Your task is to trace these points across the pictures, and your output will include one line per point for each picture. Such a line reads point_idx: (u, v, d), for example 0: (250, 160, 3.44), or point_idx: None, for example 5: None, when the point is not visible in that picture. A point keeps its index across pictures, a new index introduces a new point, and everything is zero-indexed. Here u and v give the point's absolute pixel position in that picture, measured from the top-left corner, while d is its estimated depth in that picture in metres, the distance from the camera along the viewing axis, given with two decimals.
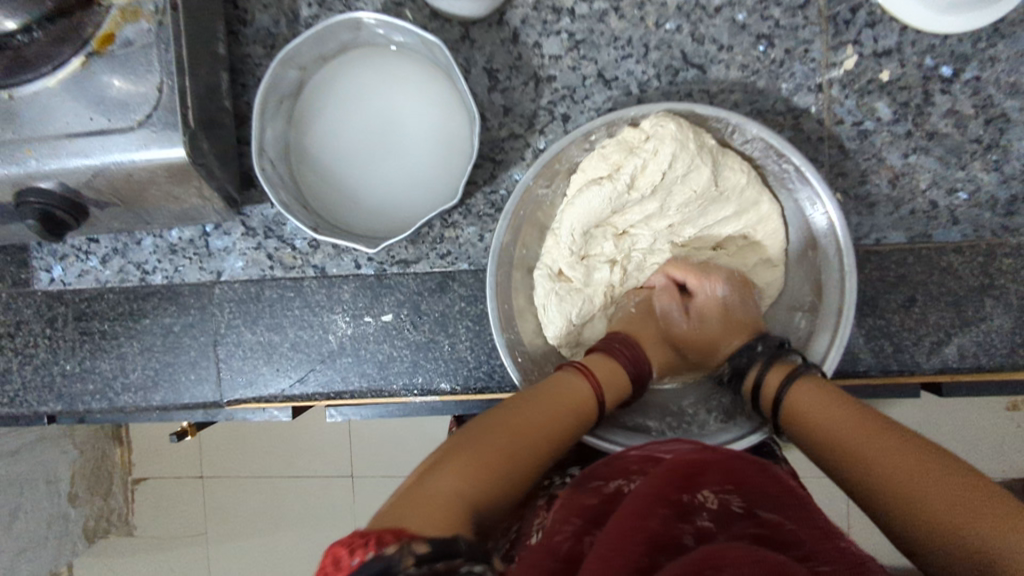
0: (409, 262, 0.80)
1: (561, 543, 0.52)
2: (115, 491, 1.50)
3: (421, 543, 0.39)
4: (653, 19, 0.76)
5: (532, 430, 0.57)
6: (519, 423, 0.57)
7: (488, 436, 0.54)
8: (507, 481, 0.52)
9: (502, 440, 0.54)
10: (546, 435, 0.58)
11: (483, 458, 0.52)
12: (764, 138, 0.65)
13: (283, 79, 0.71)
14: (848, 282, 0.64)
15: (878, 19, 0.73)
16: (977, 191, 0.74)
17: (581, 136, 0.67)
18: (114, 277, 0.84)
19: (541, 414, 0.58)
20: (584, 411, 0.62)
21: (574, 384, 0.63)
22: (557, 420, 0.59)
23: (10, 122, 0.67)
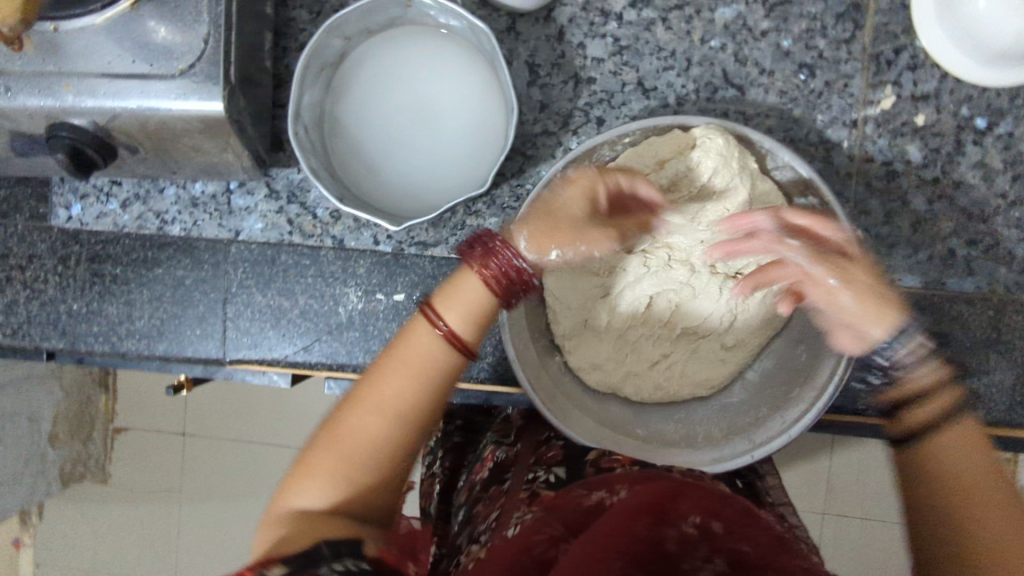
0: (428, 245, 0.81)
1: (536, 545, 0.53)
2: (95, 437, 1.49)
3: (279, 564, 0.45)
4: (699, 34, 0.76)
5: (381, 411, 0.54)
6: (372, 404, 0.54)
7: (332, 438, 0.54)
8: (370, 467, 0.54)
9: (330, 444, 0.54)
10: (398, 410, 0.54)
11: (331, 464, 0.53)
12: (795, 166, 0.68)
13: (328, 47, 0.71)
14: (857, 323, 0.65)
15: (920, 63, 0.74)
16: (995, 245, 0.74)
17: (620, 137, 0.69)
18: (132, 223, 0.84)
19: (393, 388, 0.54)
20: (440, 369, 0.56)
21: (426, 344, 0.56)
22: (410, 396, 0.54)
23: (54, 55, 0.67)
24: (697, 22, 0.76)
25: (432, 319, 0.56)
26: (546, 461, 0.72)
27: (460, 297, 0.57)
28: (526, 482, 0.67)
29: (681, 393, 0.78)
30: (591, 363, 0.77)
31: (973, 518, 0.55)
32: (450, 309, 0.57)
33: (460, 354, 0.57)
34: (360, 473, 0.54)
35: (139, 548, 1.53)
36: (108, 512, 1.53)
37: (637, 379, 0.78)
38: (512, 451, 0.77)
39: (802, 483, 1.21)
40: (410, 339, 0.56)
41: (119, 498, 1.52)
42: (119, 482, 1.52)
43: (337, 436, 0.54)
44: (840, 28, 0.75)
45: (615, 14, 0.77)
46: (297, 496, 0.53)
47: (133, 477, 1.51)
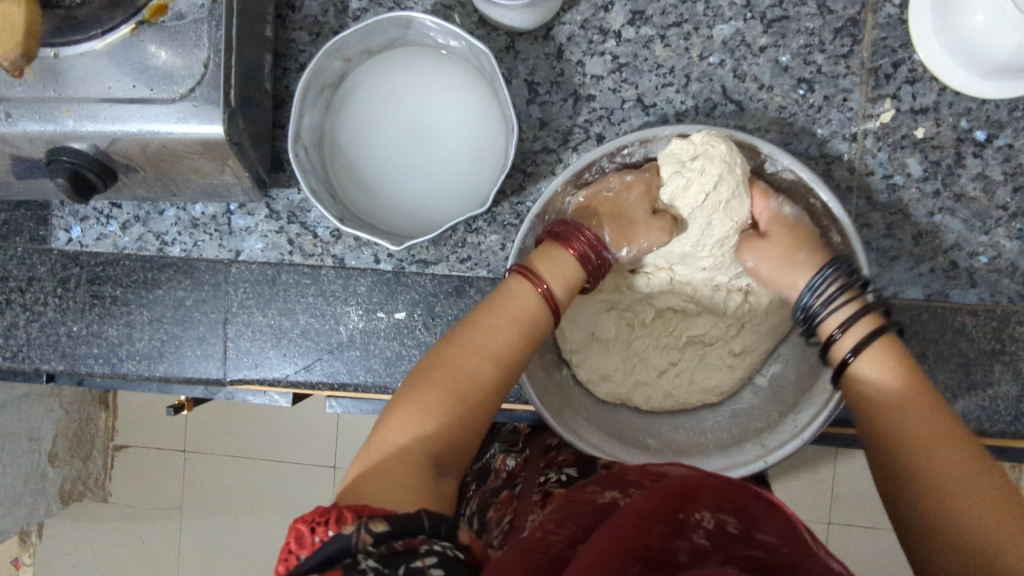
0: (428, 263, 0.80)
1: (552, 544, 0.49)
2: (95, 455, 1.48)
3: (379, 521, 0.44)
4: (697, 51, 0.76)
5: (482, 363, 0.59)
6: (468, 355, 0.59)
7: (430, 382, 0.57)
8: (464, 413, 0.57)
9: (436, 386, 0.57)
10: (495, 364, 0.59)
11: (432, 405, 0.57)
12: (796, 171, 0.67)
13: (327, 68, 0.71)
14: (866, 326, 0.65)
15: (919, 77, 0.74)
16: (997, 256, 0.74)
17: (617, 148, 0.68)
18: (133, 244, 0.84)
19: (494, 343, 0.59)
20: (536, 330, 0.62)
21: (531, 300, 0.62)
22: (506, 352, 0.60)
23: (54, 80, 0.67)
24: (696, 39, 0.76)
25: (535, 280, 0.62)
26: (557, 464, 0.72)
27: (552, 272, 0.63)
28: (537, 485, 0.68)
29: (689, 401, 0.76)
30: (600, 375, 0.76)
31: (918, 454, 0.55)
32: (551, 272, 0.63)
33: (554, 315, 0.63)
34: (456, 418, 0.57)
35: (139, 567, 1.52)
36: (109, 532, 1.52)
37: (646, 388, 0.76)
38: (521, 458, 0.76)
39: (807, 494, 1.20)
40: (512, 296, 0.62)
41: (119, 516, 1.51)
42: (118, 500, 1.51)
43: (438, 380, 0.58)
44: (838, 43, 0.75)
45: (613, 32, 0.77)
46: (390, 434, 0.56)
47: (133, 495, 1.50)
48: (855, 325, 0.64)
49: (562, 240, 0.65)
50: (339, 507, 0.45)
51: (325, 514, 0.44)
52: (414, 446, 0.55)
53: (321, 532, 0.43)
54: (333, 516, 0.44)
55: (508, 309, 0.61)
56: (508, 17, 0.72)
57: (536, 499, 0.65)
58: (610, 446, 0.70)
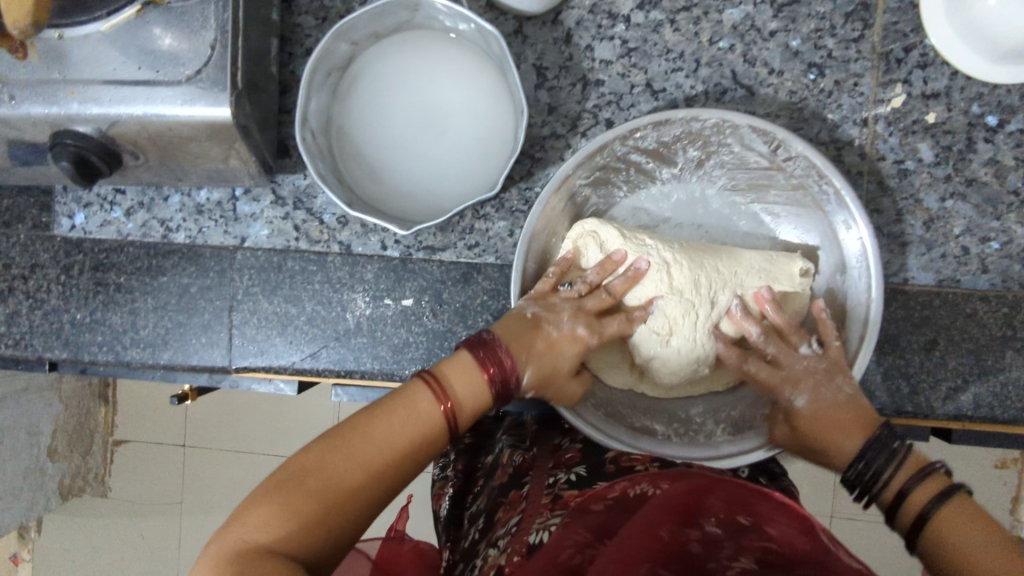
0: (436, 250, 0.80)
1: (563, 552, 0.51)
2: (95, 450, 1.47)
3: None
4: (707, 35, 0.76)
5: (361, 472, 0.49)
6: (351, 457, 0.49)
7: (295, 482, 0.47)
8: (334, 521, 0.47)
9: (309, 486, 0.47)
10: (380, 475, 0.50)
11: (296, 511, 0.46)
12: (809, 157, 0.66)
13: (335, 51, 0.70)
14: (874, 312, 0.65)
15: (930, 62, 0.74)
16: (1009, 242, 0.74)
17: (628, 132, 0.67)
18: (137, 231, 0.83)
19: (382, 448, 0.51)
20: (430, 442, 0.54)
21: (432, 410, 0.54)
22: (398, 457, 0.52)
23: (59, 62, 0.66)
24: (705, 23, 0.76)
25: (442, 395, 0.55)
26: (566, 463, 0.71)
27: (460, 373, 0.57)
28: (545, 486, 0.66)
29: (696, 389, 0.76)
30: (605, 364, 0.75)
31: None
32: (461, 381, 0.56)
33: (453, 432, 0.56)
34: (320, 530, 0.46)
35: (140, 562, 1.51)
36: (109, 526, 1.51)
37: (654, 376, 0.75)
38: (529, 455, 0.75)
39: (810, 486, 1.20)
40: (415, 403, 0.54)
41: (119, 510, 1.50)
42: (117, 495, 1.50)
43: (304, 480, 0.47)
44: (849, 27, 0.74)
45: (623, 16, 0.77)
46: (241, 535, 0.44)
47: (134, 490, 1.49)
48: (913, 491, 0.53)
49: (488, 353, 0.58)
50: None
51: None
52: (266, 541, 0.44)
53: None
54: None
55: (409, 413, 0.53)
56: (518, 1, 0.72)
57: (545, 501, 0.62)
58: (619, 432, 0.70)
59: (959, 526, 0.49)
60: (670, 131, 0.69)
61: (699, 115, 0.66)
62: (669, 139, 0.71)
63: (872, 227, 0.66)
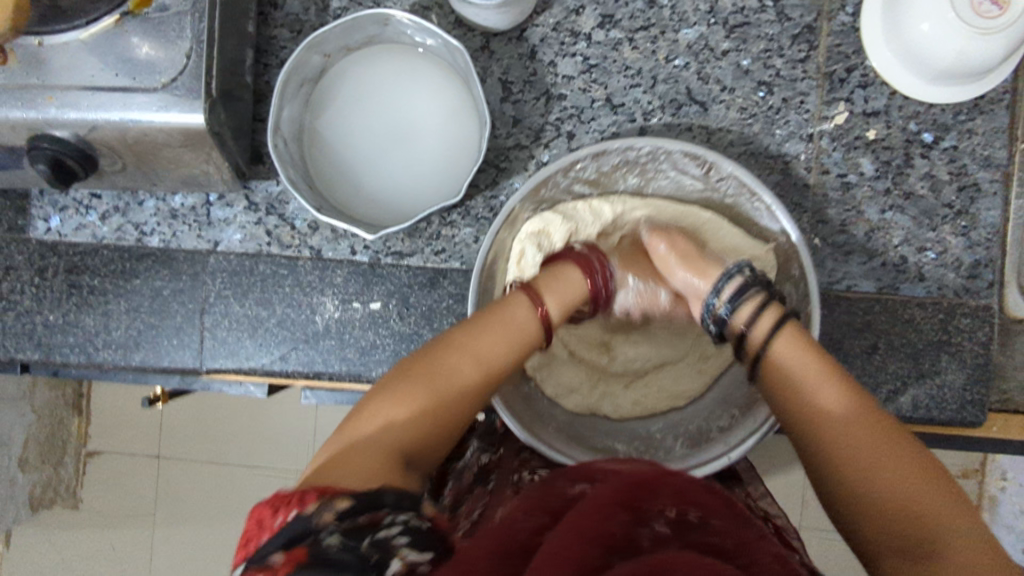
0: (404, 255, 0.83)
1: (518, 531, 0.47)
2: (67, 461, 1.45)
3: (345, 499, 0.46)
4: (663, 53, 0.80)
5: (467, 363, 0.62)
6: (456, 355, 0.62)
7: (414, 380, 0.59)
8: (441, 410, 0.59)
9: (433, 380, 0.60)
10: (484, 367, 0.63)
11: (419, 400, 0.58)
12: (739, 175, 0.71)
13: (308, 63, 0.73)
14: (812, 316, 0.70)
15: (870, 82, 0.79)
16: (944, 252, 0.78)
17: (571, 162, 0.72)
18: (111, 234, 0.85)
19: (479, 344, 0.63)
20: (523, 340, 0.66)
21: (528, 317, 0.67)
22: (495, 355, 0.63)
23: (37, 68, 0.68)
24: (662, 42, 0.80)
25: (535, 301, 0.68)
26: (529, 464, 0.74)
27: (554, 290, 0.70)
28: (511, 479, 0.71)
29: (659, 405, 0.80)
30: (566, 388, 0.80)
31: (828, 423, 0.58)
32: (552, 291, 0.70)
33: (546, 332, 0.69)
34: (431, 416, 0.58)
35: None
36: (78, 543, 1.48)
37: (613, 398, 0.81)
38: (495, 457, 0.77)
39: (774, 491, 1.21)
40: (512, 307, 0.67)
41: (90, 523, 1.48)
42: (88, 508, 1.48)
43: (423, 371, 0.60)
44: (795, 49, 0.79)
45: (584, 34, 0.81)
46: (371, 426, 0.56)
47: (107, 502, 1.47)
48: (760, 319, 0.67)
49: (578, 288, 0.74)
50: (301, 490, 0.48)
51: (288, 498, 0.47)
52: (385, 432, 0.56)
53: (285, 509, 0.46)
54: (296, 498, 0.47)
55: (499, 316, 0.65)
56: (484, 18, 0.76)
57: (507, 492, 0.67)
58: (582, 454, 0.74)
59: (783, 351, 0.64)
60: (608, 160, 0.74)
61: (634, 144, 0.71)
62: (608, 168, 0.77)
63: (806, 244, 0.71)
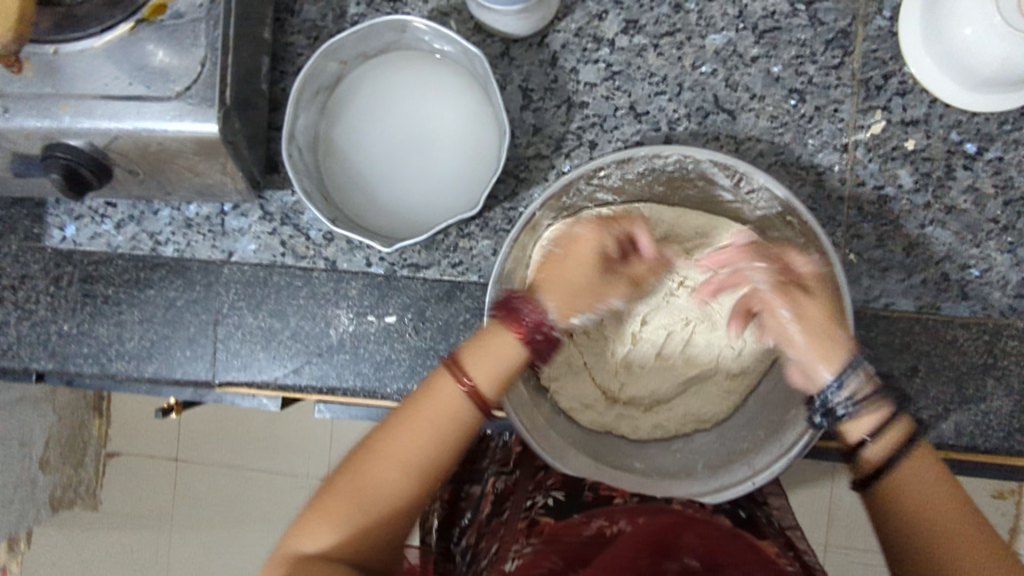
0: (420, 267, 0.80)
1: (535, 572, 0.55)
2: (87, 462, 1.46)
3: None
4: (690, 60, 0.77)
5: (394, 470, 0.57)
6: (375, 461, 0.57)
7: (338, 489, 0.57)
8: (371, 530, 0.56)
9: (355, 483, 0.57)
10: (413, 457, 0.58)
11: (342, 509, 0.56)
12: (772, 188, 0.68)
13: (324, 70, 0.71)
14: (845, 337, 0.66)
15: (909, 89, 0.75)
16: (989, 269, 0.74)
17: (593, 171, 0.69)
18: (126, 243, 0.84)
19: (408, 437, 0.58)
20: (459, 419, 0.60)
21: (453, 397, 0.60)
22: (423, 442, 0.58)
23: (51, 76, 0.68)
24: (688, 48, 0.77)
25: (459, 374, 0.60)
26: (545, 488, 0.72)
27: (479, 360, 0.61)
28: (524, 509, 0.68)
29: (682, 428, 0.76)
30: (582, 404, 0.76)
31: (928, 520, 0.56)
32: (479, 362, 0.61)
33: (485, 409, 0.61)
34: (365, 523, 0.56)
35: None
36: (98, 542, 1.49)
37: (632, 419, 0.76)
38: (511, 480, 0.76)
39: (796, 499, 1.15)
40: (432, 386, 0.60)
41: (109, 523, 1.48)
42: (109, 508, 1.48)
43: (349, 486, 0.57)
44: (829, 54, 0.76)
45: (607, 40, 0.78)
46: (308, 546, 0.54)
47: (127, 504, 1.48)
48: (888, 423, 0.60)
49: (511, 322, 0.63)
50: None
51: None
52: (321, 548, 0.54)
53: None
54: None
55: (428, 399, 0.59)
56: (503, 23, 0.73)
57: (523, 526, 0.64)
58: (589, 467, 0.69)
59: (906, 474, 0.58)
60: (634, 168, 0.72)
61: (661, 151, 0.68)
62: (633, 176, 0.74)
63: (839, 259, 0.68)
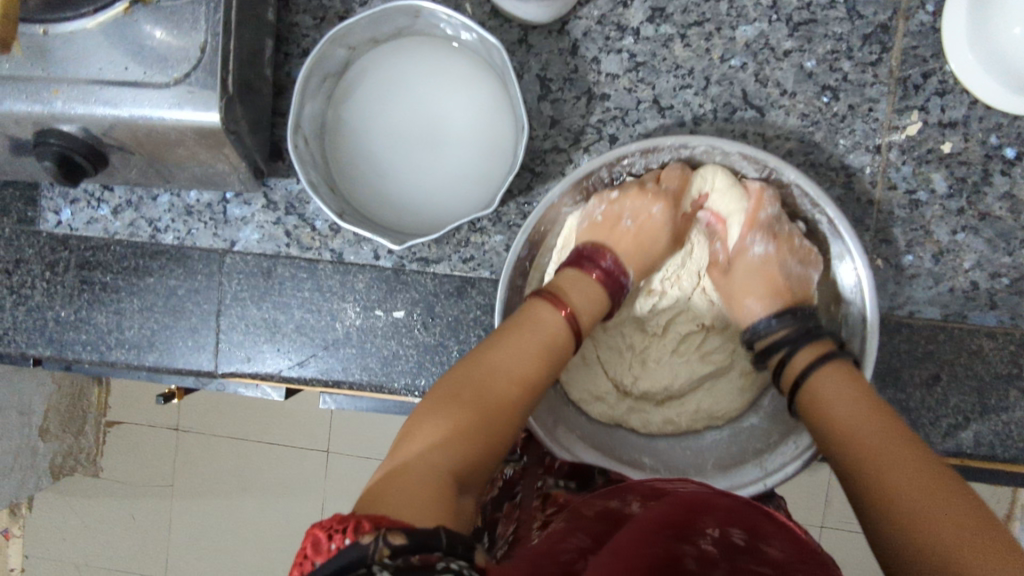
0: (430, 262, 0.78)
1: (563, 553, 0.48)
2: (88, 431, 1.44)
3: (398, 533, 0.38)
4: (718, 52, 0.73)
5: (507, 385, 0.57)
6: (485, 374, 0.56)
7: (448, 399, 0.54)
8: (490, 434, 0.54)
9: (465, 394, 0.55)
10: (521, 376, 0.58)
11: (455, 418, 0.53)
12: (801, 184, 0.64)
13: (331, 57, 0.67)
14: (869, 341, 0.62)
15: (949, 89, 0.71)
16: (1020, 278, 0.72)
17: (615, 156, 0.66)
18: (124, 229, 0.81)
19: (516, 356, 0.58)
20: (558, 346, 0.61)
21: (554, 324, 0.61)
22: (530, 363, 0.58)
23: (42, 58, 0.63)
24: (717, 40, 0.73)
25: (561, 302, 0.62)
26: (556, 471, 0.70)
27: (575, 293, 0.63)
28: (536, 491, 0.66)
29: (694, 425, 0.72)
30: (592, 395, 0.73)
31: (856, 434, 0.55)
32: (574, 292, 0.64)
33: (575, 339, 0.63)
34: (476, 435, 0.53)
35: (124, 548, 1.50)
36: (99, 509, 1.49)
37: (644, 413, 0.72)
38: (520, 466, 0.72)
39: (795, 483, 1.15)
40: (534, 311, 0.62)
41: (110, 490, 1.48)
42: (110, 475, 1.48)
43: (461, 396, 0.55)
44: (866, 50, 0.72)
45: (632, 29, 0.74)
46: (420, 451, 0.50)
47: (128, 471, 1.47)
48: (801, 353, 0.62)
49: (583, 266, 0.67)
50: (355, 517, 0.40)
51: (342, 523, 0.39)
52: (433, 454, 0.50)
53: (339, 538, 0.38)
54: (349, 526, 0.39)
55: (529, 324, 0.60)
56: (522, 11, 0.69)
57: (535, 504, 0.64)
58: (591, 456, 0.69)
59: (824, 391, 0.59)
60: (659, 157, 0.70)
61: (688, 141, 0.65)
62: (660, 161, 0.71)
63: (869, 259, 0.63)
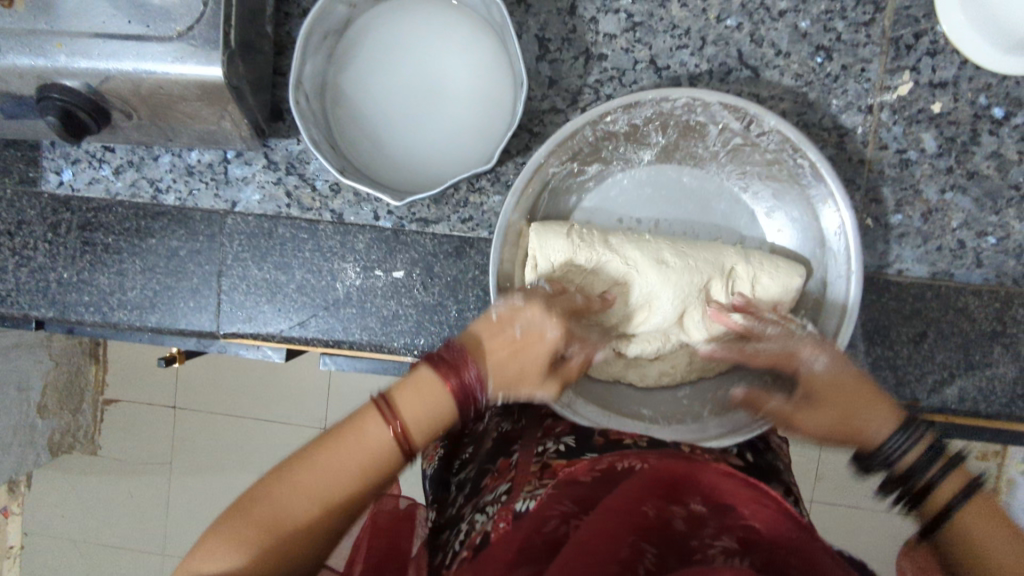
0: (429, 222, 0.79)
1: (548, 523, 0.52)
2: (86, 409, 1.45)
3: None
4: (714, 12, 0.74)
5: (328, 485, 0.49)
6: (310, 480, 0.49)
7: (254, 506, 0.48)
8: (301, 538, 0.48)
9: (283, 496, 0.48)
10: (354, 471, 0.50)
11: (253, 536, 0.47)
12: (783, 131, 0.64)
13: (332, 13, 0.68)
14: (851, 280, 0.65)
15: (940, 49, 0.72)
16: (1006, 237, 0.73)
17: (598, 116, 0.66)
18: (126, 190, 0.82)
19: (344, 462, 0.50)
20: (392, 456, 0.52)
21: (383, 445, 0.52)
22: (362, 470, 0.51)
23: (45, 12, 0.64)
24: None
25: (389, 414, 0.52)
26: (555, 433, 0.69)
27: (410, 402, 0.53)
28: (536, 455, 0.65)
29: (688, 374, 0.73)
30: None
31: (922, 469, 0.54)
32: (410, 401, 0.53)
33: (410, 454, 0.53)
34: (283, 546, 0.47)
35: (121, 526, 1.50)
36: (97, 488, 1.50)
37: (640, 366, 0.73)
38: (517, 425, 0.73)
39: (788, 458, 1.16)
40: (360, 426, 0.52)
41: (107, 469, 1.48)
42: (108, 455, 1.48)
43: (265, 504, 0.48)
44: (859, 11, 0.73)
45: None
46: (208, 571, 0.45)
47: (126, 450, 1.47)
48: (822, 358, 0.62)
49: (445, 368, 0.55)
50: None
51: None
52: (224, 572, 0.45)
53: None
54: None
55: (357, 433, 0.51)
56: None
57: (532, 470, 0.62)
58: (592, 411, 0.69)
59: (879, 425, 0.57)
60: (643, 113, 0.68)
61: (669, 95, 0.65)
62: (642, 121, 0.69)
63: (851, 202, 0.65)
